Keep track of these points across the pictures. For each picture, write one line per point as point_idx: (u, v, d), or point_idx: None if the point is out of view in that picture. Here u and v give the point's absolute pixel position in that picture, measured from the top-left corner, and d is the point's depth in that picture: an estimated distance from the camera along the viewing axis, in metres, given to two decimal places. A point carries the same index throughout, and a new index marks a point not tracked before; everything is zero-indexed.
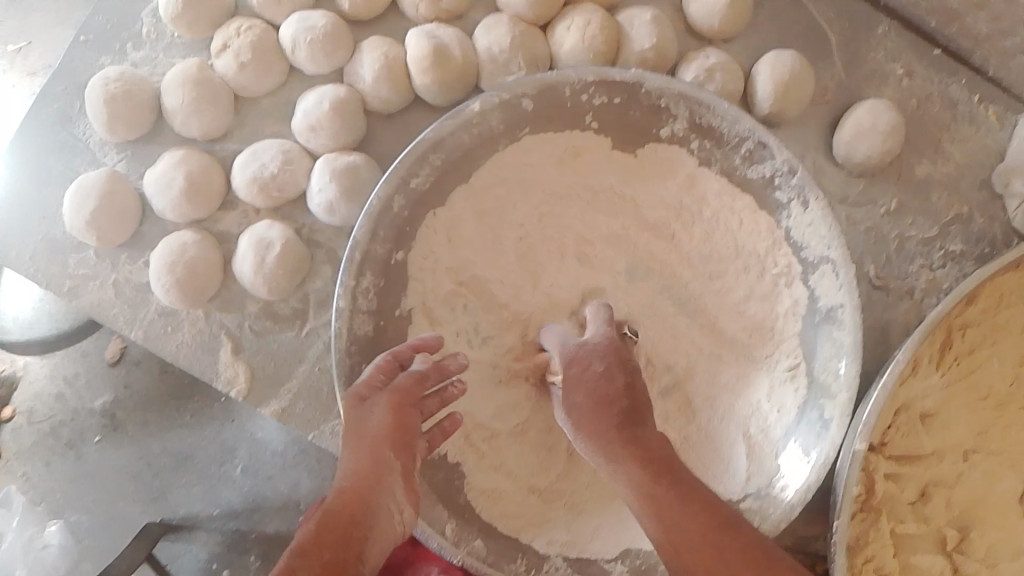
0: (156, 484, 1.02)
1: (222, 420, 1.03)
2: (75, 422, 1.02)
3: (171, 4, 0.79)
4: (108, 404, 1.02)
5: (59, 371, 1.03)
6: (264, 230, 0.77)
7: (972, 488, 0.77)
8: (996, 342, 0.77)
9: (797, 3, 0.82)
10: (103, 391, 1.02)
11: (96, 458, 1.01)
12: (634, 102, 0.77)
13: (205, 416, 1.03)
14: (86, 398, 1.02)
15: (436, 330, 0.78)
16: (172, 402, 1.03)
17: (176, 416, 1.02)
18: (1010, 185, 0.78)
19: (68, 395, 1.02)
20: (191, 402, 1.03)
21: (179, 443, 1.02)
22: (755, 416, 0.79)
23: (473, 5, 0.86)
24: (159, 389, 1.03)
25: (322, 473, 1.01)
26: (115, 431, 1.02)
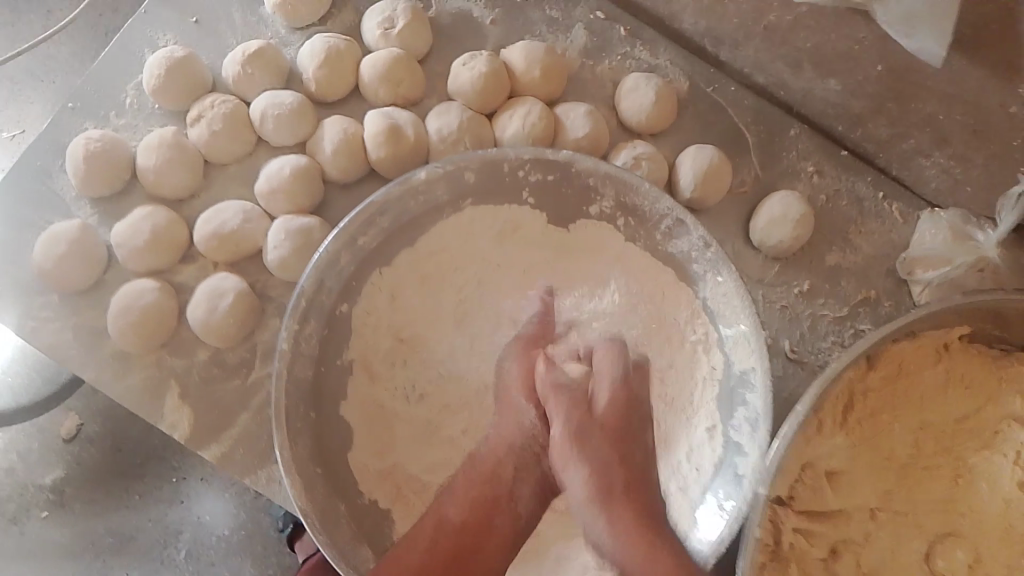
0: (97, 564, 1.17)
1: (169, 502, 1.19)
2: (23, 497, 1.17)
3: (154, 77, 0.87)
4: (56, 480, 1.18)
5: (15, 446, 1.18)
6: (219, 280, 0.84)
7: (882, 549, 0.81)
8: (896, 408, 0.83)
9: (718, 108, 0.98)
10: (56, 465, 1.18)
11: (39, 531, 1.17)
12: (568, 181, 0.87)
13: (152, 498, 1.19)
14: (37, 474, 1.18)
15: (374, 385, 0.84)
16: (118, 483, 1.19)
17: (122, 496, 1.19)
18: (914, 273, 0.94)
19: (19, 470, 1.17)
20: (137, 485, 1.18)
21: (122, 524, 1.18)
22: (674, 477, 0.85)
23: (428, 94, 0.95)
24: (106, 469, 1.18)
25: (263, 560, 1.19)
26: (62, 507, 1.17)
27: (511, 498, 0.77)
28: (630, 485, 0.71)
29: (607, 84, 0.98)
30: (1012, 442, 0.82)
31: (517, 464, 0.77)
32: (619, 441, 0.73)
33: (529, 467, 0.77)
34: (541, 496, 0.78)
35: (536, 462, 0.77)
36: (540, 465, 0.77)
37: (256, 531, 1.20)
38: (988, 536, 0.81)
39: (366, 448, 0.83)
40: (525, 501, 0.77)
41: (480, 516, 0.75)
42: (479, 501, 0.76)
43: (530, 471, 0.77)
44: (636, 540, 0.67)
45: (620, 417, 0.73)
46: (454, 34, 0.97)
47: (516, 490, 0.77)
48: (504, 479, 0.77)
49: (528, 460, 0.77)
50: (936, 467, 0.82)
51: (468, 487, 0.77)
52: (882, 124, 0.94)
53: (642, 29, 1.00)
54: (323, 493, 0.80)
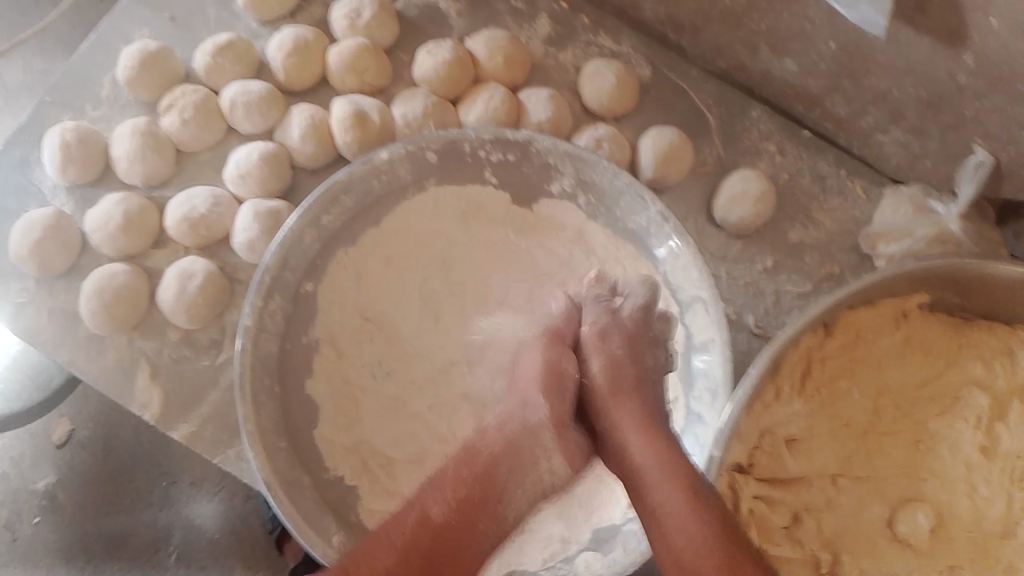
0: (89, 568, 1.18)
1: (158, 505, 1.20)
2: (17, 502, 1.19)
3: (125, 69, 0.90)
4: (49, 484, 1.20)
5: (7, 451, 1.20)
6: (189, 263, 0.86)
7: (842, 515, 0.81)
8: (854, 375, 0.83)
9: (679, 92, 1.01)
10: (47, 471, 1.20)
11: (32, 535, 1.19)
12: (527, 160, 0.88)
13: (141, 499, 1.20)
14: (30, 479, 1.20)
15: (342, 362, 0.86)
16: (110, 485, 1.21)
17: (113, 498, 1.20)
18: (875, 246, 0.96)
19: (13, 474, 1.20)
20: (128, 487, 1.21)
21: (116, 527, 1.20)
22: None
23: (394, 83, 0.98)
24: (98, 473, 1.21)
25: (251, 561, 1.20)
26: (54, 511, 1.19)
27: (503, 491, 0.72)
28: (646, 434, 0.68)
29: (569, 70, 1.01)
30: (973, 406, 0.82)
31: (509, 458, 0.72)
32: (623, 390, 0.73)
33: (526, 464, 0.73)
34: (530, 498, 0.73)
35: (532, 458, 0.73)
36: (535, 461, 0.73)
37: (243, 529, 1.21)
38: (950, 499, 0.81)
39: (333, 423, 0.85)
40: (516, 503, 0.72)
41: (467, 517, 0.69)
42: (465, 499, 0.69)
43: (523, 470, 0.72)
44: (656, 463, 0.64)
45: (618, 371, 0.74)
46: (421, 26, 1.00)
47: (507, 486, 0.72)
48: (495, 470, 0.71)
49: (524, 459, 0.73)
50: (896, 432, 0.83)
51: (457, 481, 0.71)
52: (839, 102, 0.95)
53: (606, 18, 1.03)
54: (288, 466, 0.80)
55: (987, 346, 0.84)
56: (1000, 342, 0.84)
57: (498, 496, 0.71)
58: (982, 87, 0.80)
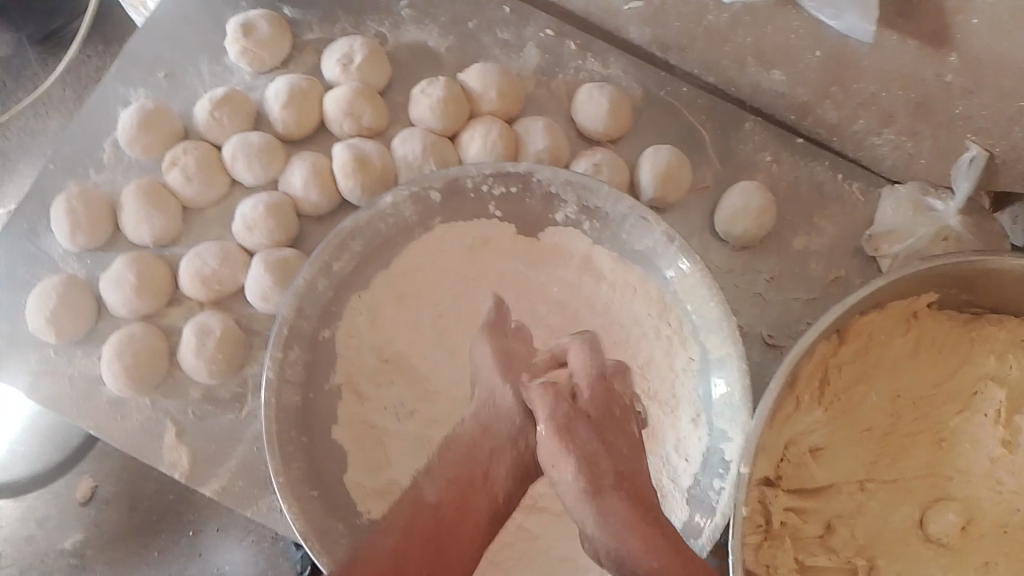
0: None
1: (188, 555, 1.20)
2: (45, 564, 1.19)
3: (128, 132, 0.92)
4: (76, 544, 1.20)
5: (33, 514, 1.20)
6: (205, 319, 0.87)
7: (875, 520, 0.80)
8: (871, 379, 0.84)
9: (673, 110, 1.02)
10: (72, 530, 1.20)
11: None
12: (529, 192, 0.89)
13: (170, 551, 1.20)
14: (55, 540, 1.19)
15: (363, 404, 0.87)
16: (139, 539, 1.20)
17: (142, 552, 1.20)
18: (879, 248, 0.96)
19: (38, 537, 1.20)
20: (157, 539, 1.20)
21: None
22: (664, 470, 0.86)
23: (392, 124, 0.99)
24: (127, 528, 1.20)
25: None
26: (83, 570, 1.19)
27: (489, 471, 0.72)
28: (632, 446, 0.69)
29: (563, 98, 1.02)
30: (991, 400, 0.82)
31: (486, 442, 0.73)
32: (612, 446, 0.68)
33: (501, 451, 0.72)
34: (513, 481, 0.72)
35: (501, 458, 0.72)
36: (515, 441, 0.72)
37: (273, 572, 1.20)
38: (976, 495, 0.81)
39: (360, 467, 0.85)
40: (501, 481, 0.72)
41: (457, 495, 0.70)
42: (463, 476, 0.71)
43: (503, 454, 0.72)
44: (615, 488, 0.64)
45: (608, 394, 0.72)
46: (413, 66, 1.01)
47: (492, 469, 0.72)
48: (483, 461, 0.72)
49: (500, 443, 0.73)
50: (917, 433, 0.83)
51: (449, 464, 0.72)
52: (831, 109, 0.95)
53: (594, 41, 1.03)
54: (320, 515, 0.80)
55: (998, 340, 0.84)
56: (1012, 334, 0.85)
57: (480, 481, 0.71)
58: None
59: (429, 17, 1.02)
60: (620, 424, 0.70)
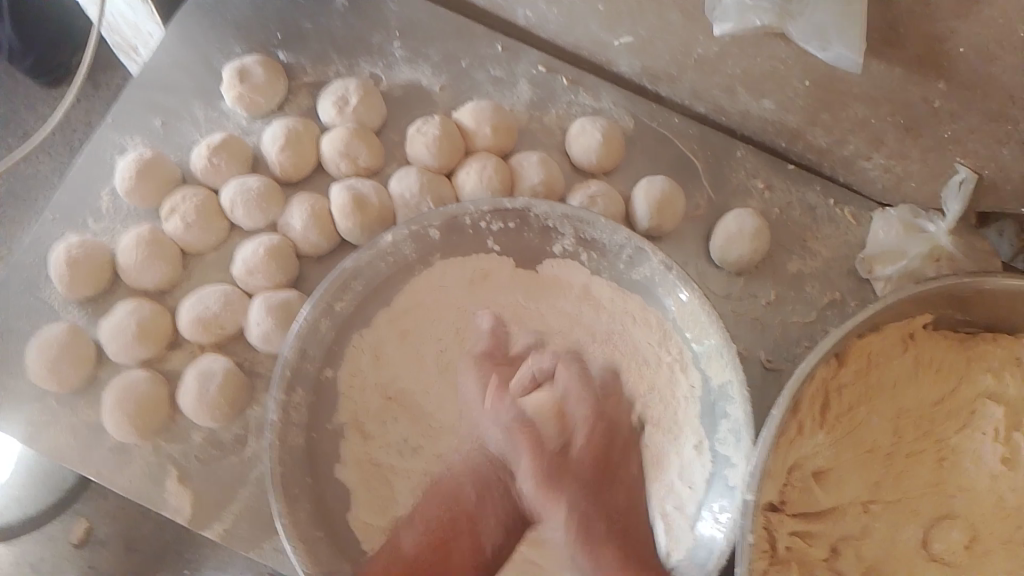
0: None
1: None
2: None
3: (125, 179, 0.92)
4: None
5: (25, 556, 1.23)
6: (207, 363, 0.87)
7: (879, 542, 0.81)
8: (871, 401, 0.84)
9: (665, 140, 1.03)
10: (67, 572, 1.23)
11: None
12: (527, 226, 0.90)
13: None
14: None
15: (367, 443, 0.87)
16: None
17: None
18: (872, 270, 0.98)
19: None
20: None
21: None
22: (669, 497, 0.85)
23: (387, 163, 1.00)
24: (123, 568, 1.23)
25: None
26: None
27: (472, 522, 0.75)
28: (619, 489, 0.75)
29: (555, 131, 1.03)
30: (989, 418, 0.83)
31: (483, 492, 0.76)
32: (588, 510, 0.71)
33: (497, 493, 0.77)
34: (508, 525, 0.76)
35: (502, 481, 0.78)
36: (507, 487, 0.77)
37: None
38: (979, 512, 0.82)
39: (366, 506, 0.85)
40: (492, 536, 0.76)
41: (434, 545, 0.74)
42: (454, 514, 0.76)
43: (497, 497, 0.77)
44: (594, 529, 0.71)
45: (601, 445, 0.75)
46: (407, 104, 1.02)
47: (479, 515, 0.76)
48: (468, 504, 0.76)
49: (493, 484, 0.78)
50: (919, 452, 0.84)
51: (429, 507, 0.77)
52: (821, 135, 0.97)
53: (584, 75, 1.04)
54: (328, 555, 0.80)
55: (995, 357, 0.86)
56: (1008, 352, 0.86)
57: (471, 522, 0.75)
58: (957, 106, 0.85)
59: (421, 56, 1.03)
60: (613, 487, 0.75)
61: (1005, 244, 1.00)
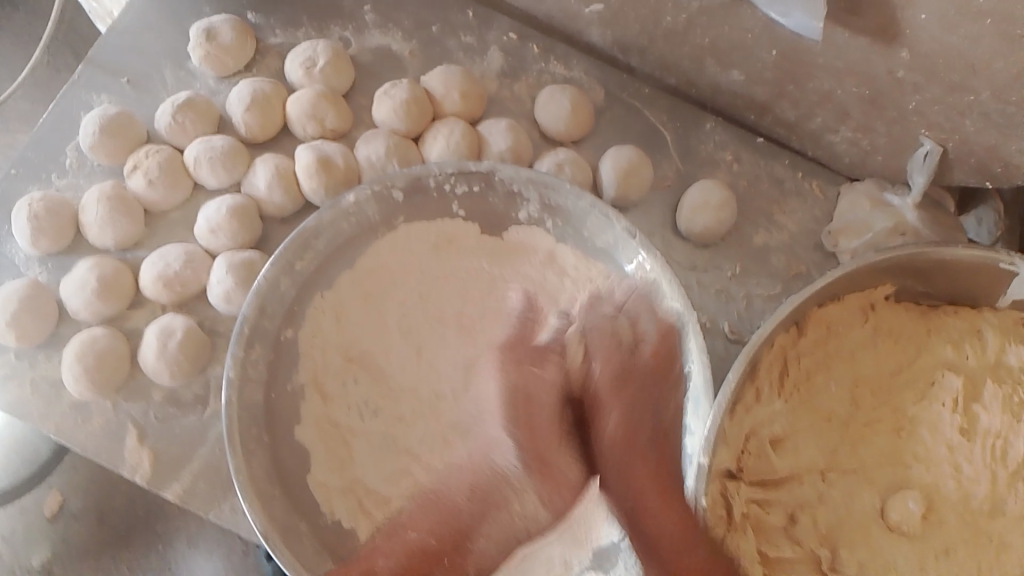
0: None
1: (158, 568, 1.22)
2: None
3: (89, 136, 0.92)
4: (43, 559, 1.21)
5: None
6: (168, 321, 0.86)
7: (835, 508, 0.81)
8: (830, 369, 0.84)
9: (633, 112, 1.04)
10: (38, 548, 1.22)
11: None
12: (492, 190, 0.90)
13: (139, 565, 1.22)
14: (23, 554, 1.22)
15: (327, 405, 0.86)
16: (106, 552, 1.22)
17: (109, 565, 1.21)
18: (838, 243, 0.98)
19: (5, 553, 1.22)
20: (124, 553, 1.22)
21: None
22: None
23: (355, 126, 1.00)
24: (95, 543, 1.22)
25: None
26: None
27: (469, 541, 0.69)
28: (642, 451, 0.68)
29: (525, 100, 1.03)
30: (948, 389, 0.83)
31: (476, 500, 0.69)
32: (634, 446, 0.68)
33: (496, 505, 0.69)
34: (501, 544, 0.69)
35: (501, 499, 0.69)
36: (507, 504, 0.68)
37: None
38: (936, 482, 0.81)
39: (324, 466, 0.84)
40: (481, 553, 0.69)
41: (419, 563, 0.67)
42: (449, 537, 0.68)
43: (496, 518, 0.68)
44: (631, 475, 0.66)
45: (635, 419, 0.69)
46: (376, 69, 1.02)
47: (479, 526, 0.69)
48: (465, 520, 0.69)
49: (491, 504, 0.69)
50: (877, 420, 0.84)
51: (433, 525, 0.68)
52: (788, 108, 0.98)
53: (555, 45, 1.05)
54: (283, 513, 0.80)
55: (953, 329, 0.86)
56: (965, 322, 0.86)
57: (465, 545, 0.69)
58: (920, 78, 0.83)
59: (392, 22, 1.03)
60: (642, 452, 0.68)
61: (983, 232, 1.04)
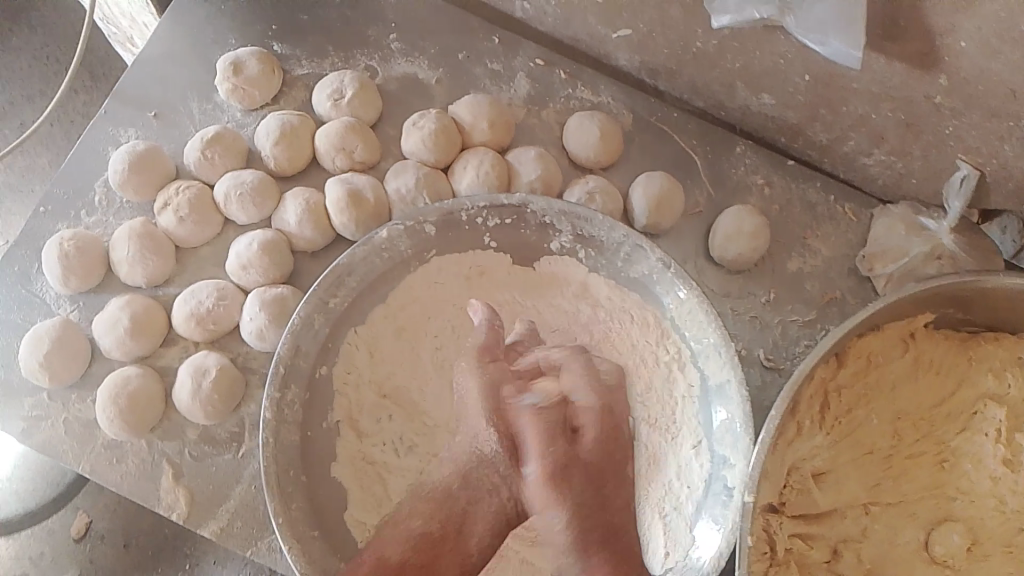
0: None
1: None
2: None
3: (118, 173, 0.91)
4: None
5: (25, 552, 1.23)
6: (202, 358, 0.86)
7: (881, 542, 0.80)
8: (871, 402, 0.83)
9: (664, 137, 1.02)
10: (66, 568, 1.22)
11: None
12: (524, 222, 0.88)
13: None
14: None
15: (363, 442, 0.86)
16: (135, 573, 1.22)
17: None
18: (874, 268, 0.97)
19: (33, 574, 1.22)
20: (154, 572, 1.22)
21: None
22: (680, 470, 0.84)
23: (384, 157, 0.99)
24: (122, 565, 1.22)
25: None
26: None
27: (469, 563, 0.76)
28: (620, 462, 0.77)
29: (553, 126, 1.02)
30: (991, 420, 0.81)
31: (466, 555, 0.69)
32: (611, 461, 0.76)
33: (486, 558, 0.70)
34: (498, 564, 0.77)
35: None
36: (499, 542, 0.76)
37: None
38: (980, 516, 0.80)
39: (361, 505, 0.84)
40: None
41: None
42: None
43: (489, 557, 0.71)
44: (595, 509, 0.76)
45: (615, 438, 0.78)
46: (403, 97, 1.01)
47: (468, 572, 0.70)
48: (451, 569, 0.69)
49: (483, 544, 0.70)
50: (920, 454, 0.82)
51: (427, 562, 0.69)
52: (820, 131, 0.96)
53: (583, 69, 1.04)
54: (321, 554, 0.80)
55: (995, 358, 0.84)
56: (1009, 352, 0.84)
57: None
58: (959, 105, 0.82)
59: (418, 50, 1.02)
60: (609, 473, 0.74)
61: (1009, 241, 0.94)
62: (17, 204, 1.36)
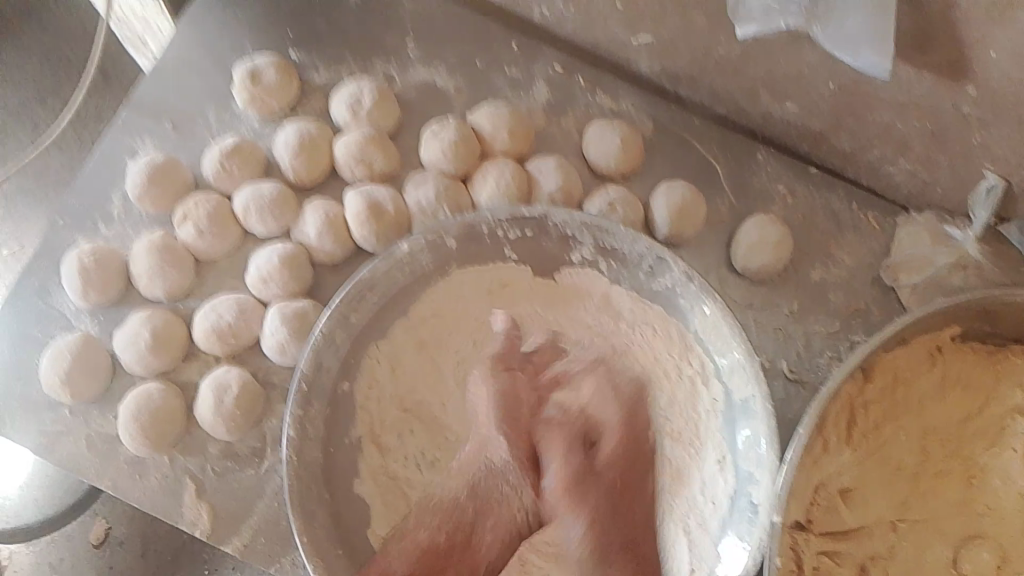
0: None
1: None
2: None
3: (137, 186, 0.91)
4: None
5: (44, 557, 1.23)
6: (223, 374, 0.85)
7: (909, 560, 0.79)
8: (899, 417, 0.82)
9: (685, 145, 1.01)
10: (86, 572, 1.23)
11: None
12: (546, 235, 0.88)
13: None
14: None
15: (385, 460, 0.85)
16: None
17: None
18: (898, 278, 0.96)
19: None
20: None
21: None
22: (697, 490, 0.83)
23: (402, 167, 0.98)
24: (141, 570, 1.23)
25: None
26: None
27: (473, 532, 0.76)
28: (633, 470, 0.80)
29: (573, 135, 1.01)
30: (1018, 434, 0.81)
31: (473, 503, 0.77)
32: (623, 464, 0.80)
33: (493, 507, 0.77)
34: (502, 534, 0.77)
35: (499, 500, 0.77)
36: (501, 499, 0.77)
37: None
38: (1009, 532, 0.80)
39: (383, 520, 0.83)
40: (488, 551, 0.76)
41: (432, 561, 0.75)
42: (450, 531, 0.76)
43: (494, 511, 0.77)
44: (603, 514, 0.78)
45: (631, 443, 0.80)
46: (421, 106, 1.00)
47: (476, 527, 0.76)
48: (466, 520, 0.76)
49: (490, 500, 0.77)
50: (948, 470, 0.82)
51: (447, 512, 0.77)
52: (844, 139, 0.94)
53: (603, 76, 1.02)
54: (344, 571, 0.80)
55: None
56: None
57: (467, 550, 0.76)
58: (987, 115, 0.82)
59: (437, 58, 1.01)
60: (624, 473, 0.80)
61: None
62: (32, 208, 1.36)
